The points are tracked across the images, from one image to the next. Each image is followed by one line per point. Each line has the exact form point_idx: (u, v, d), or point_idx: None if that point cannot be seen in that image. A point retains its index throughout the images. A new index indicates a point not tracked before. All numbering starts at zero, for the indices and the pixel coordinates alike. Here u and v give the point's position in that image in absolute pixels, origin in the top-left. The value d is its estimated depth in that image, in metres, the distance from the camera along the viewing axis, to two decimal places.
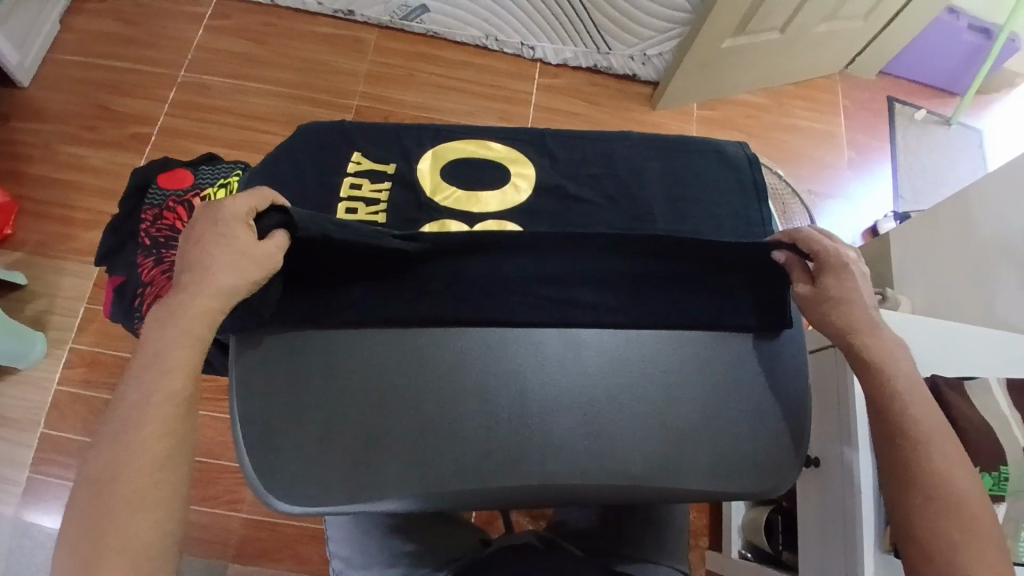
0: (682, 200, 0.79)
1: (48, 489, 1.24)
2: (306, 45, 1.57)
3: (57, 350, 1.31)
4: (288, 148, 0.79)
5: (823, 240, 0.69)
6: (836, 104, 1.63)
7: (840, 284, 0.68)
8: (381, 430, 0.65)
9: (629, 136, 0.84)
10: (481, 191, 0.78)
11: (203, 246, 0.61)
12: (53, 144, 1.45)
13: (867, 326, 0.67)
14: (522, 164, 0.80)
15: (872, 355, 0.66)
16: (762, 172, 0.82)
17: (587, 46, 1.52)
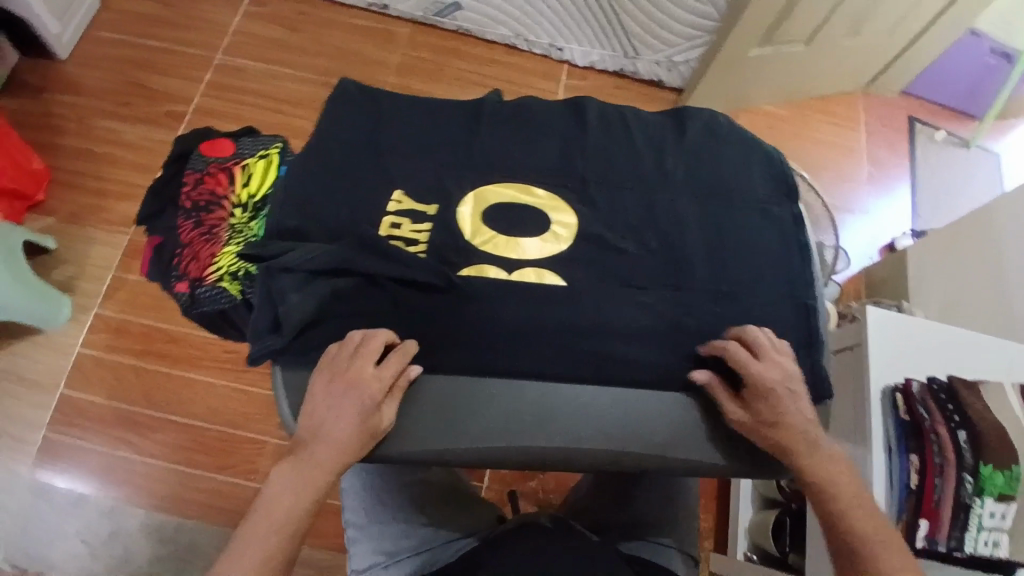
0: (711, 199, 0.75)
1: (63, 450, 1.26)
2: (340, 35, 1.60)
3: (82, 316, 1.34)
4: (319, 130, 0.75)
5: (751, 365, 0.65)
6: (858, 120, 1.65)
7: (770, 406, 0.65)
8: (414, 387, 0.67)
9: (653, 123, 0.78)
10: (523, 237, 0.73)
11: (338, 408, 0.62)
12: (88, 117, 1.49)
13: (799, 439, 0.65)
14: (565, 211, 0.73)
15: (804, 456, 0.66)
16: (794, 176, 0.79)
17: (615, 50, 1.55)
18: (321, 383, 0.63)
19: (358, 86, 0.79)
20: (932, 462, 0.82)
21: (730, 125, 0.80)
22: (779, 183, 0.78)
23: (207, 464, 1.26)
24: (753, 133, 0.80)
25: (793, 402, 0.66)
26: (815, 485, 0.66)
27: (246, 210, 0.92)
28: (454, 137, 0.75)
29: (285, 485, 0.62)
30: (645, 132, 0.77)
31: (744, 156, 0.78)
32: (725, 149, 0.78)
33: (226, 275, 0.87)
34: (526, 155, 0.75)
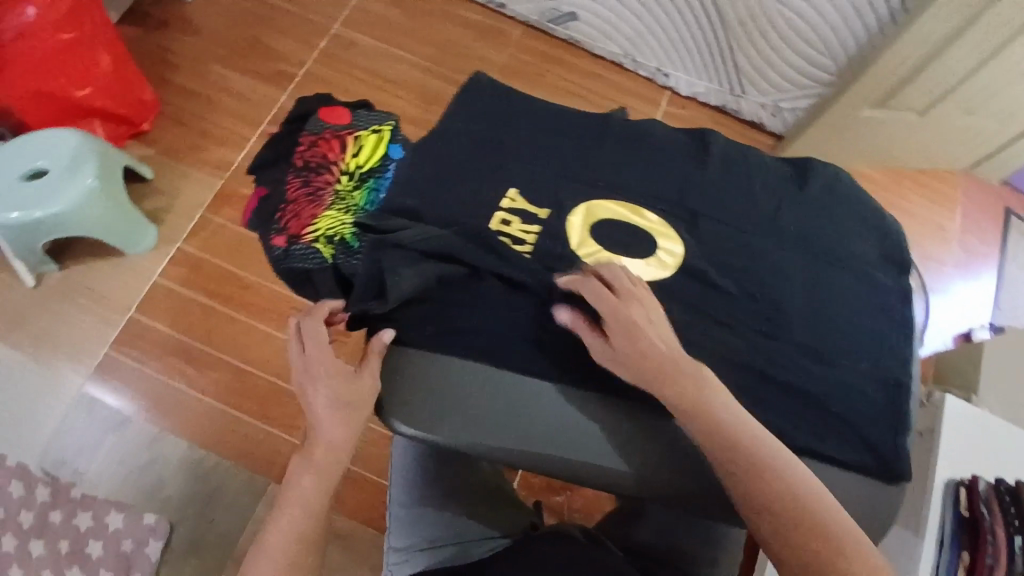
0: (824, 255, 0.74)
1: (120, 370, 1.31)
2: (453, 26, 1.63)
3: (164, 246, 1.39)
4: (450, 119, 0.78)
5: (604, 293, 0.66)
6: (953, 201, 1.61)
7: (630, 340, 0.65)
8: (502, 382, 0.67)
9: (775, 170, 0.78)
10: (627, 257, 0.72)
11: (338, 414, 0.72)
12: (203, 60, 1.55)
13: (669, 373, 0.64)
14: (673, 239, 0.73)
15: (705, 400, 0.63)
16: (908, 250, 0.77)
17: (721, 86, 1.54)
18: (320, 391, 0.72)
19: (493, 82, 0.81)
20: (984, 563, 0.79)
21: (852, 187, 0.79)
22: (891, 255, 0.77)
23: (251, 411, 1.29)
24: (873, 202, 0.79)
25: (668, 348, 0.65)
26: (708, 427, 0.63)
27: (353, 179, 0.95)
28: (576, 148, 0.76)
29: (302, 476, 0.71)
30: (766, 178, 0.77)
31: (861, 221, 0.77)
32: (843, 210, 0.77)
33: (323, 237, 0.88)
34: (643, 179, 0.75)
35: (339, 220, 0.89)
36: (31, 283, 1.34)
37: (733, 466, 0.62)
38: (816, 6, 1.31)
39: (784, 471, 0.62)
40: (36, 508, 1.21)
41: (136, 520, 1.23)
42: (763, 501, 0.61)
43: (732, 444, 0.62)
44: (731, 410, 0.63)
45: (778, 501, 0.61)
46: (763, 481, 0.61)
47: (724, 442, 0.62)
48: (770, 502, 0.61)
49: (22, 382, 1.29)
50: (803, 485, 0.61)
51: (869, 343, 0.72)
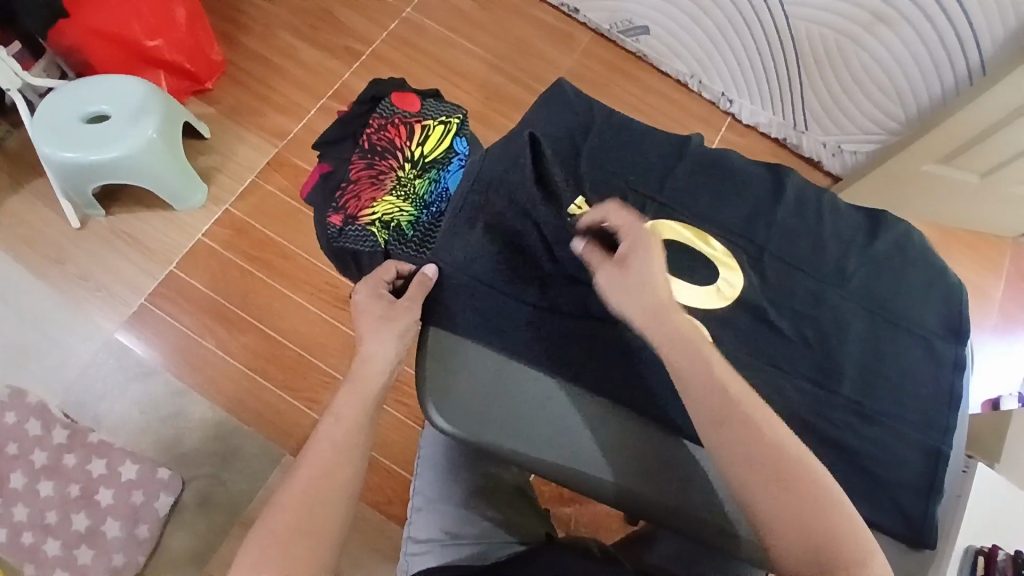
0: (880, 310, 0.73)
1: (153, 321, 1.32)
2: (524, 25, 1.63)
3: (212, 206, 1.40)
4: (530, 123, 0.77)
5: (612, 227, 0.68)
6: (1001, 268, 1.58)
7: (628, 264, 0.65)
8: (548, 393, 0.69)
9: (846, 217, 0.77)
10: (686, 280, 0.70)
11: (389, 333, 0.71)
12: (273, 26, 1.56)
13: (660, 317, 0.62)
14: (734, 271, 0.71)
15: (718, 395, 0.59)
16: (966, 314, 0.76)
17: (785, 119, 1.53)
18: (367, 314, 0.73)
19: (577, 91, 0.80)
20: None
21: (921, 246, 0.78)
22: (951, 321, 0.75)
23: (276, 379, 1.30)
24: (943, 265, 0.78)
25: (698, 347, 0.61)
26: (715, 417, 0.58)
27: (416, 167, 0.94)
28: (651, 169, 0.76)
29: (348, 401, 0.69)
30: (836, 224, 0.76)
31: (926, 283, 0.76)
32: (910, 268, 0.76)
33: (379, 222, 0.89)
34: (714, 211, 0.74)
35: (397, 207, 0.90)
36: (77, 224, 1.36)
37: (737, 459, 0.57)
38: (895, 53, 1.29)
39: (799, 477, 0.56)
40: (51, 449, 1.25)
41: (150, 472, 1.24)
42: (767, 480, 0.55)
43: (743, 436, 0.57)
44: (748, 410, 0.58)
45: (782, 484, 0.55)
46: (769, 475, 0.56)
47: (731, 431, 0.57)
48: (775, 485, 0.55)
49: (58, 322, 1.31)
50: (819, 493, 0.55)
51: (917, 406, 0.71)
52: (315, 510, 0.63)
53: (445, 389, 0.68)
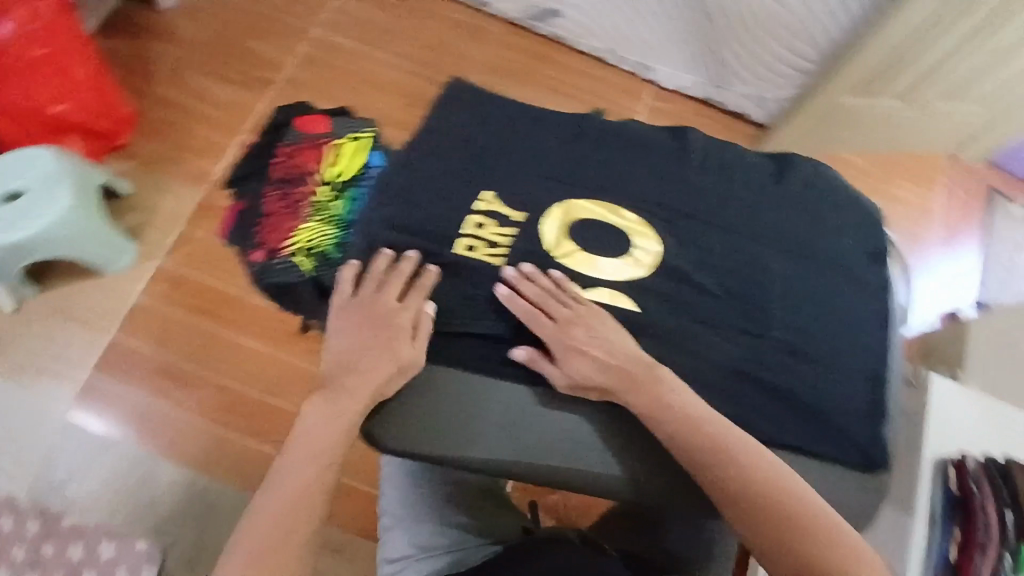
0: (801, 247, 0.74)
1: (109, 390, 1.29)
2: (433, 25, 1.61)
3: (147, 263, 1.37)
4: (430, 123, 0.76)
5: (551, 285, 0.68)
6: (939, 181, 1.59)
7: (576, 318, 0.67)
8: (489, 396, 0.67)
9: (754, 165, 0.78)
10: (604, 255, 0.71)
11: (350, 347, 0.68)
12: (180, 70, 1.52)
13: (621, 374, 0.65)
14: (648, 236, 0.72)
15: (697, 425, 0.63)
16: (885, 240, 0.78)
17: (704, 77, 1.53)
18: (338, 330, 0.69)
19: (473, 85, 0.79)
20: (975, 538, 0.80)
21: (833, 180, 0.79)
22: (871, 250, 0.76)
23: (240, 426, 1.27)
24: (857, 195, 0.79)
25: (665, 390, 0.64)
26: (695, 446, 0.62)
27: (333, 190, 0.90)
28: (555, 150, 0.75)
29: (321, 423, 0.66)
30: (746, 173, 0.77)
31: (842, 215, 0.77)
32: (825, 203, 0.77)
33: (301, 249, 0.87)
34: (623, 181, 0.74)
35: (319, 231, 0.86)
36: (10, 307, 1.32)
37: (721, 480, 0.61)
38: None
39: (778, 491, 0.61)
40: (27, 541, 1.19)
41: (128, 545, 1.20)
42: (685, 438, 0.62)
43: (723, 461, 0.62)
44: (726, 435, 0.63)
45: (700, 440, 0.62)
46: (686, 436, 0.62)
47: (713, 459, 0.62)
48: (692, 441, 0.62)
49: (7, 409, 1.26)
50: (796, 501, 0.61)
51: (852, 337, 0.71)
52: (276, 544, 0.60)
53: (406, 415, 0.67)
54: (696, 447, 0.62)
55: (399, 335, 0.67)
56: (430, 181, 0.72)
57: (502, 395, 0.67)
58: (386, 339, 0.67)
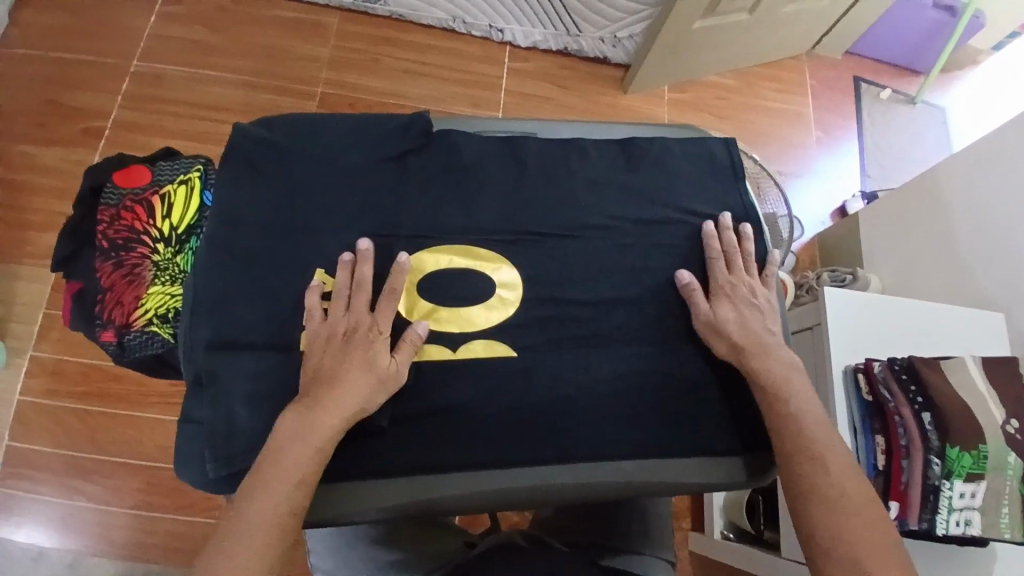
0: (659, 217, 0.73)
1: (16, 504, 1.18)
2: (265, 31, 1.50)
3: (14, 359, 1.24)
4: (241, 164, 0.69)
5: (744, 246, 0.72)
6: (804, 86, 1.64)
7: (743, 290, 0.69)
8: (367, 444, 0.62)
9: (598, 146, 0.77)
10: (466, 306, 0.68)
11: (328, 375, 0.60)
12: (1, 141, 1.36)
13: (758, 346, 0.66)
14: (503, 266, 0.69)
15: (808, 425, 0.62)
16: (745, 186, 0.77)
17: (557, 29, 1.50)
18: (314, 360, 0.61)
19: (287, 117, 0.73)
20: (897, 444, 0.79)
21: (681, 141, 0.79)
22: (732, 200, 0.76)
23: (164, 504, 1.20)
24: (710, 148, 0.79)
25: (795, 379, 0.65)
26: (797, 440, 0.61)
27: (172, 245, 0.85)
28: (386, 170, 0.71)
29: (299, 444, 0.57)
30: (591, 154, 0.76)
31: (699, 190, 0.76)
32: (677, 165, 0.76)
33: (155, 318, 0.81)
34: (467, 191, 0.71)
35: (170, 295, 0.82)
36: None
37: (818, 486, 0.59)
38: None
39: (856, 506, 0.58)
40: None
41: None
42: (826, 506, 0.58)
43: (816, 463, 0.60)
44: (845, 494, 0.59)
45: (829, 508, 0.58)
46: (825, 504, 0.58)
47: (807, 462, 0.60)
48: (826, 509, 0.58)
49: None
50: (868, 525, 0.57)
51: None
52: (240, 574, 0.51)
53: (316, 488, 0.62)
54: (790, 442, 0.62)
55: (373, 348, 0.62)
56: (257, 249, 0.66)
57: (404, 443, 0.63)
58: (359, 358, 0.61)
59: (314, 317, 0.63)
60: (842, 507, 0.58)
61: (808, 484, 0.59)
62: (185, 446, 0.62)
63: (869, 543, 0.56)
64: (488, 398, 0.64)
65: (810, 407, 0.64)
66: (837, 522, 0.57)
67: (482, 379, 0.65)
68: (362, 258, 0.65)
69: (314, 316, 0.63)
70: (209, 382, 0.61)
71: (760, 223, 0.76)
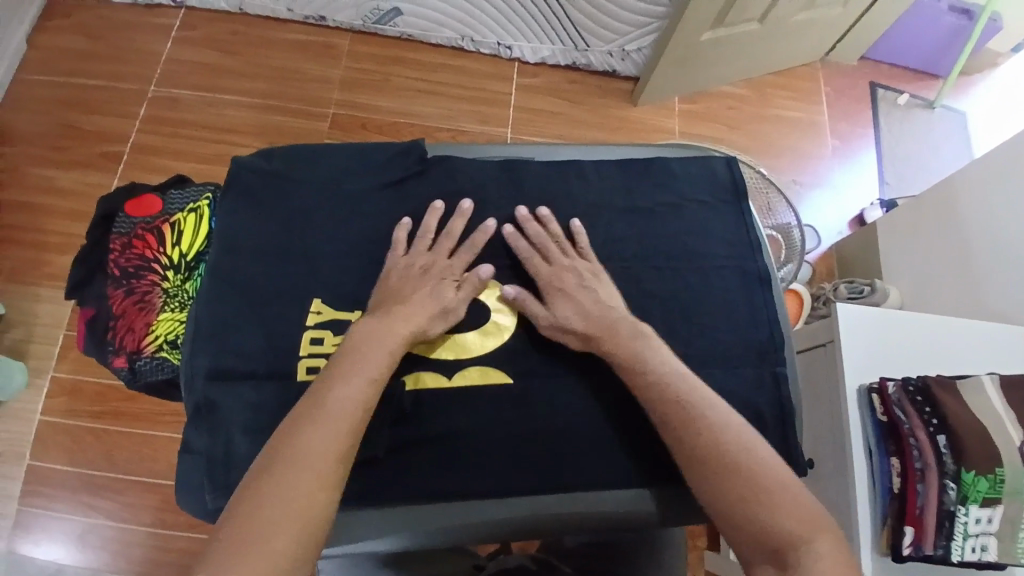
0: (659, 240, 0.73)
1: (37, 520, 1.21)
2: (278, 54, 1.53)
3: (36, 379, 1.28)
4: (244, 197, 0.70)
5: (532, 234, 0.69)
6: (817, 93, 1.61)
7: (568, 274, 0.68)
8: (364, 477, 0.62)
9: (599, 167, 0.76)
10: (462, 332, 0.68)
11: (403, 294, 0.64)
12: (25, 167, 1.41)
13: (609, 331, 0.64)
14: (497, 291, 0.70)
15: (676, 399, 0.59)
16: (748, 206, 0.76)
17: (565, 44, 1.50)
18: (391, 282, 0.65)
19: (291, 147, 0.74)
20: (911, 467, 0.77)
21: (684, 161, 0.78)
22: (736, 220, 0.75)
23: (179, 522, 1.22)
24: (713, 169, 0.78)
25: (653, 359, 0.62)
26: (662, 413, 0.59)
27: (181, 272, 0.86)
28: (385, 198, 0.71)
29: (317, 433, 0.53)
30: (591, 176, 0.75)
31: (702, 210, 0.75)
32: (680, 186, 0.76)
33: (165, 344, 0.82)
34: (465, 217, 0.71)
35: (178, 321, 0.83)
36: None
37: (689, 448, 0.57)
38: None
39: (743, 454, 0.56)
40: None
41: None
42: (715, 474, 0.55)
43: (688, 426, 0.58)
44: (750, 462, 0.55)
45: (721, 475, 0.55)
46: (713, 467, 0.56)
47: (680, 426, 0.58)
48: (721, 475, 0.55)
49: None
50: (764, 471, 0.55)
51: (726, 311, 0.70)
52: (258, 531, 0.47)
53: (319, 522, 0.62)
54: (676, 410, 0.59)
55: (445, 282, 0.66)
56: (255, 278, 0.67)
57: (401, 473, 0.63)
58: (430, 287, 0.65)
59: (400, 250, 0.67)
60: (730, 465, 0.55)
61: (685, 451, 0.57)
62: (183, 477, 0.63)
63: (761, 505, 0.53)
64: (488, 426, 0.64)
65: (673, 386, 0.60)
66: (726, 487, 0.55)
67: (479, 407, 0.65)
68: (460, 207, 0.70)
69: (399, 248, 0.67)
70: (208, 411, 0.62)
71: (764, 244, 0.75)
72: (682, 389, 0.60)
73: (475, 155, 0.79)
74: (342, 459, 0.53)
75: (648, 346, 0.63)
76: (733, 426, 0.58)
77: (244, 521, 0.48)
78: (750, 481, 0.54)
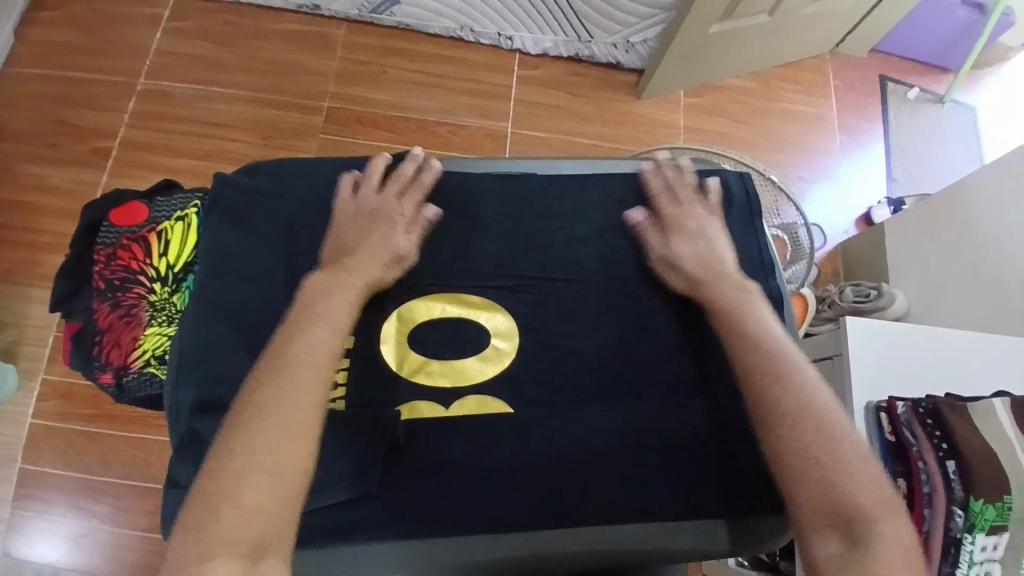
0: None
1: (32, 524, 1.19)
2: (271, 45, 1.48)
3: (29, 381, 1.26)
4: (237, 214, 0.67)
5: (660, 181, 0.72)
6: (826, 87, 1.57)
7: (692, 218, 0.69)
8: (355, 514, 0.60)
9: (603, 183, 0.74)
10: (459, 357, 0.66)
11: (354, 236, 0.65)
12: (14, 164, 1.37)
13: (714, 275, 0.65)
14: (495, 313, 0.68)
15: (765, 349, 0.59)
16: (760, 222, 0.73)
17: (568, 35, 1.45)
18: (341, 223, 0.66)
19: (288, 163, 0.72)
20: (919, 491, 0.74)
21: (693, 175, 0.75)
22: (748, 237, 0.72)
23: None
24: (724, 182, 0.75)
25: (752, 307, 0.63)
26: (750, 362, 0.59)
27: (169, 284, 0.84)
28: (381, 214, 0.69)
29: (276, 404, 0.53)
30: (593, 193, 0.73)
31: None
32: None
33: (153, 359, 0.80)
34: (464, 236, 0.70)
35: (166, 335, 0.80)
36: None
37: (769, 398, 0.56)
38: None
39: (819, 413, 0.55)
40: None
41: None
42: (796, 429, 0.54)
43: (770, 377, 0.57)
44: (830, 423, 0.54)
45: (801, 430, 0.54)
46: (789, 423, 0.55)
47: (768, 376, 0.57)
48: (800, 430, 0.54)
49: None
50: (840, 441, 0.53)
51: None
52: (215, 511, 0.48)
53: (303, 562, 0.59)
54: (756, 363, 0.59)
55: (395, 221, 0.66)
56: (246, 299, 0.65)
57: (393, 509, 0.60)
58: (381, 228, 0.66)
59: (346, 194, 0.68)
60: (804, 421, 0.54)
61: (766, 400, 0.57)
62: (169, 512, 0.60)
63: (839, 470, 0.52)
64: (483, 458, 0.62)
65: (764, 334, 0.60)
66: (804, 444, 0.53)
67: (475, 438, 0.62)
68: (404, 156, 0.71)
69: (346, 193, 0.68)
70: (192, 442, 0.59)
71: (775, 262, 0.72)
72: (773, 341, 0.60)
73: (474, 168, 0.76)
74: (304, 429, 0.53)
75: (746, 295, 0.64)
76: (816, 384, 0.57)
77: (206, 506, 0.48)
78: (817, 447, 0.53)
